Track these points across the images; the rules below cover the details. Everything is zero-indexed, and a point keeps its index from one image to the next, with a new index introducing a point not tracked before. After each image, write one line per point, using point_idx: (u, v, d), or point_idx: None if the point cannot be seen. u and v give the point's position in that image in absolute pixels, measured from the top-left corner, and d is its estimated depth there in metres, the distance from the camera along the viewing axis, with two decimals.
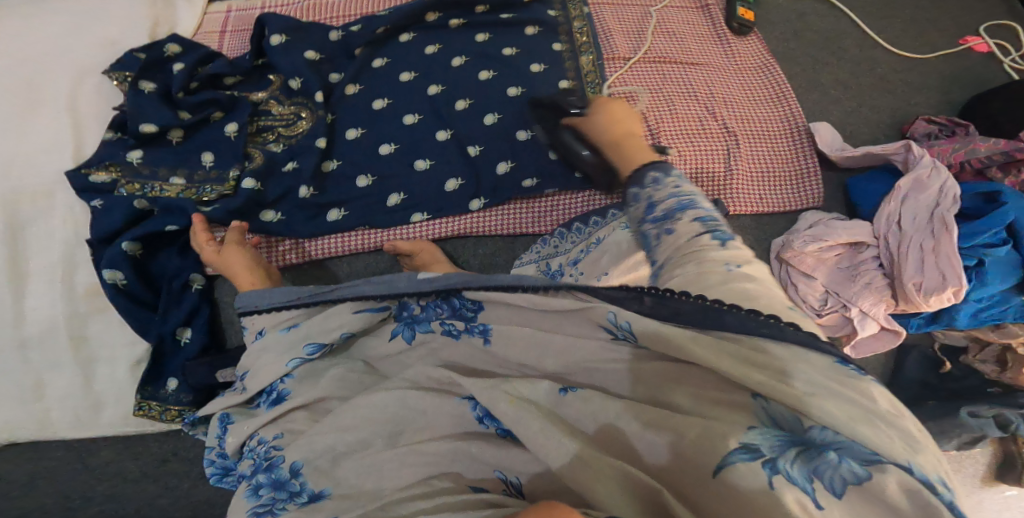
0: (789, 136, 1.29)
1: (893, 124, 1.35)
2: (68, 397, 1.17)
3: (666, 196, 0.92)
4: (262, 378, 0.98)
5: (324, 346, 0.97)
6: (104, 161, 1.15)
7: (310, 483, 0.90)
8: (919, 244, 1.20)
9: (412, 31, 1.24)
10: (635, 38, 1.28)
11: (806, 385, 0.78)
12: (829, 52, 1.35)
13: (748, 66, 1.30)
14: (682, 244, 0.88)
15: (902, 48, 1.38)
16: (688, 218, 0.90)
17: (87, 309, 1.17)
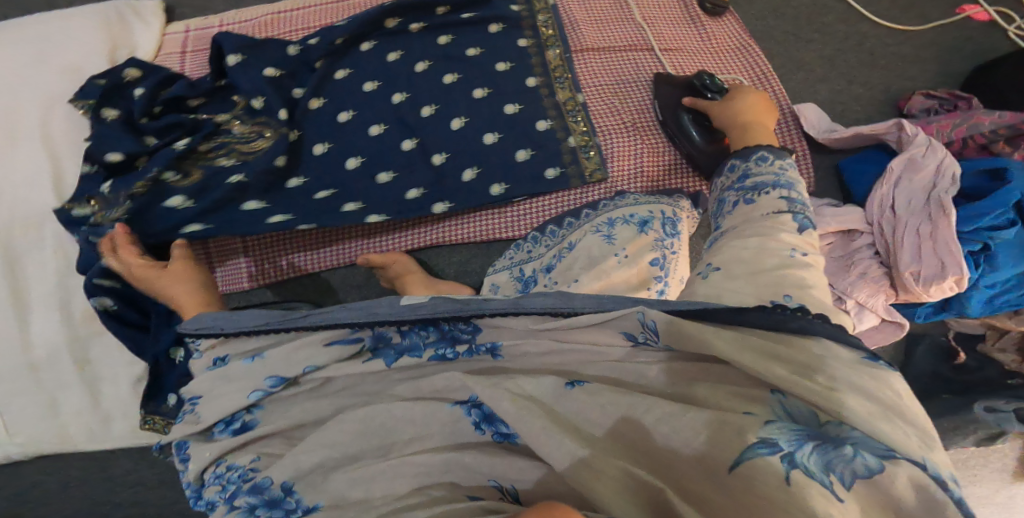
0: (774, 119, 1.23)
1: (886, 101, 1.28)
2: (82, 414, 1.18)
3: (767, 171, 0.98)
4: (222, 405, 0.90)
5: (287, 379, 0.89)
6: (82, 194, 1.04)
7: (304, 498, 0.85)
8: (915, 229, 1.13)
9: (372, 39, 1.14)
10: (604, 27, 1.23)
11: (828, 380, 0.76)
12: (811, 29, 1.28)
13: (724, 47, 1.24)
14: (759, 217, 0.93)
15: (893, 20, 1.31)
16: (777, 195, 0.94)
17: (86, 332, 1.17)
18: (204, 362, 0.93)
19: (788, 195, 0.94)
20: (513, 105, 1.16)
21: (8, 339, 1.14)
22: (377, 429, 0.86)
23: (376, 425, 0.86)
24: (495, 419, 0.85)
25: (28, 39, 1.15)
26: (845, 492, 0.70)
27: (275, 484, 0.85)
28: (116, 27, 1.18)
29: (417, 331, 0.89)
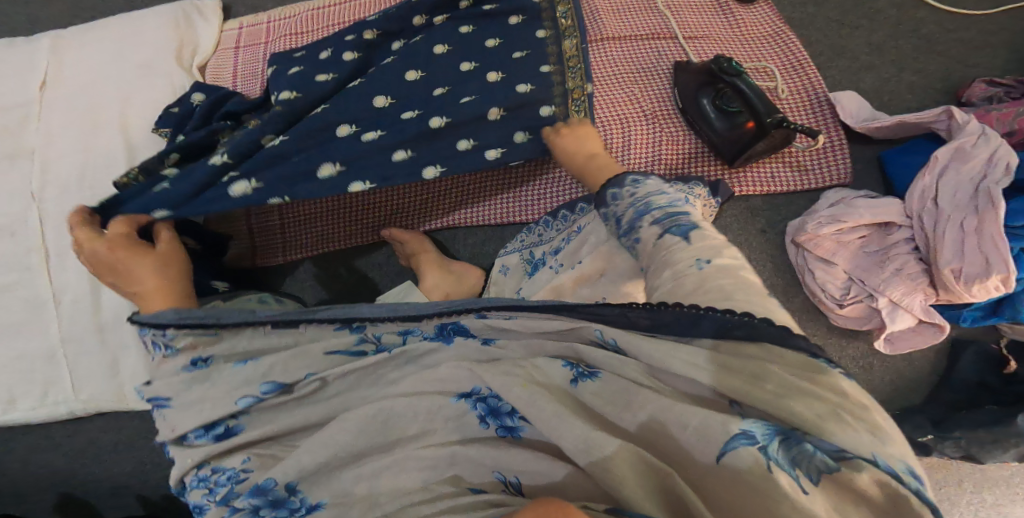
0: (808, 107, 1.16)
1: (943, 90, 1.17)
2: (137, 375, 1.30)
3: (628, 206, 0.92)
4: (203, 412, 0.91)
5: (282, 385, 0.92)
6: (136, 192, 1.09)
7: (308, 495, 0.87)
8: (959, 223, 1.02)
9: (401, 37, 1.10)
10: (631, 15, 1.22)
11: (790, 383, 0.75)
12: (858, 15, 1.20)
13: (754, 35, 1.20)
14: (653, 252, 0.87)
15: (956, 4, 1.20)
16: (652, 222, 0.88)
17: None
18: (179, 362, 0.93)
19: (656, 215, 0.89)
20: (525, 86, 1.09)
21: (84, 300, 1.28)
22: (381, 426, 0.88)
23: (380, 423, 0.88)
24: (503, 410, 0.86)
25: (113, 40, 1.33)
26: (813, 485, 0.70)
27: (279, 485, 0.87)
28: (183, 28, 1.34)
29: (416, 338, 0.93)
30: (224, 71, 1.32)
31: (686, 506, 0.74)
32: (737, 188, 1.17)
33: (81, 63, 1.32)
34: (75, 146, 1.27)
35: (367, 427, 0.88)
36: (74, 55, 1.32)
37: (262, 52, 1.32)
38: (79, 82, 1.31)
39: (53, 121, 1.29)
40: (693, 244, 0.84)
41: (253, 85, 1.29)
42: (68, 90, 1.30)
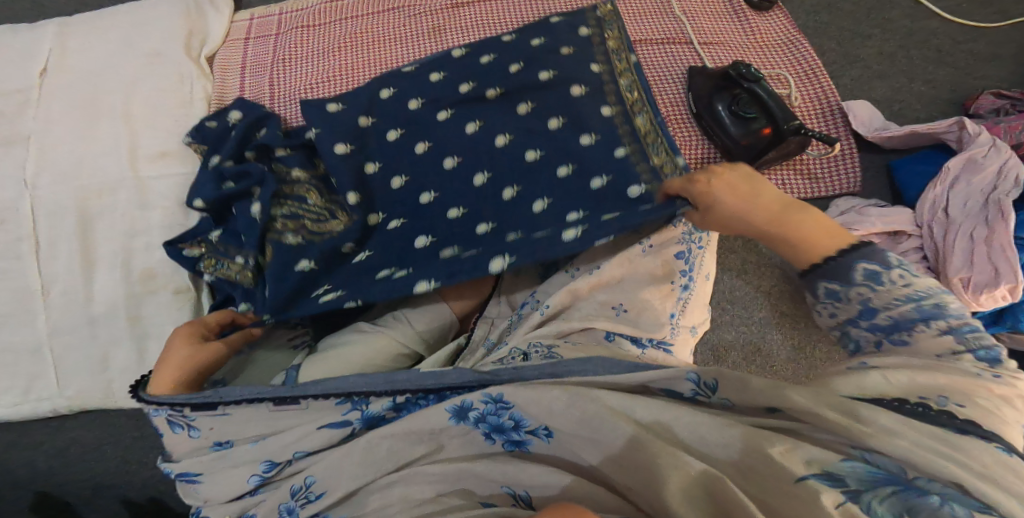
0: (820, 114, 1.17)
1: (952, 100, 1.18)
2: (128, 371, 1.26)
3: (903, 298, 0.84)
4: (224, 486, 0.92)
5: (279, 463, 0.91)
6: (195, 236, 1.18)
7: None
8: (969, 233, 1.03)
9: (450, 108, 1.15)
10: (647, 18, 1.22)
11: (902, 435, 0.73)
12: (870, 24, 1.21)
13: (768, 41, 1.20)
14: (935, 361, 0.80)
15: (967, 16, 1.22)
16: (936, 329, 0.81)
17: (140, 291, 1.25)
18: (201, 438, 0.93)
19: (944, 319, 0.82)
20: (599, 178, 1.08)
21: (76, 292, 1.24)
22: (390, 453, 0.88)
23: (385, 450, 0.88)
24: (508, 425, 0.87)
25: (118, 29, 1.31)
26: None
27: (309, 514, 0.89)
28: (193, 18, 1.34)
29: (411, 402, 0.89)
30: (231, 60, 1.30)
31: (727, 506, 0.73)
32: None
33: (86, 51, 1.30)
34: (78, 135, 1.26)
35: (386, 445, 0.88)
36: (80, 42, 1.30)
37: (269, 44, 1.29)
38: (82, 69, 1.29)
39: (52, 109, 1.27)
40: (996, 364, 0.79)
41: (259, 78, 1.28)
42: (71, 78, 1.28)
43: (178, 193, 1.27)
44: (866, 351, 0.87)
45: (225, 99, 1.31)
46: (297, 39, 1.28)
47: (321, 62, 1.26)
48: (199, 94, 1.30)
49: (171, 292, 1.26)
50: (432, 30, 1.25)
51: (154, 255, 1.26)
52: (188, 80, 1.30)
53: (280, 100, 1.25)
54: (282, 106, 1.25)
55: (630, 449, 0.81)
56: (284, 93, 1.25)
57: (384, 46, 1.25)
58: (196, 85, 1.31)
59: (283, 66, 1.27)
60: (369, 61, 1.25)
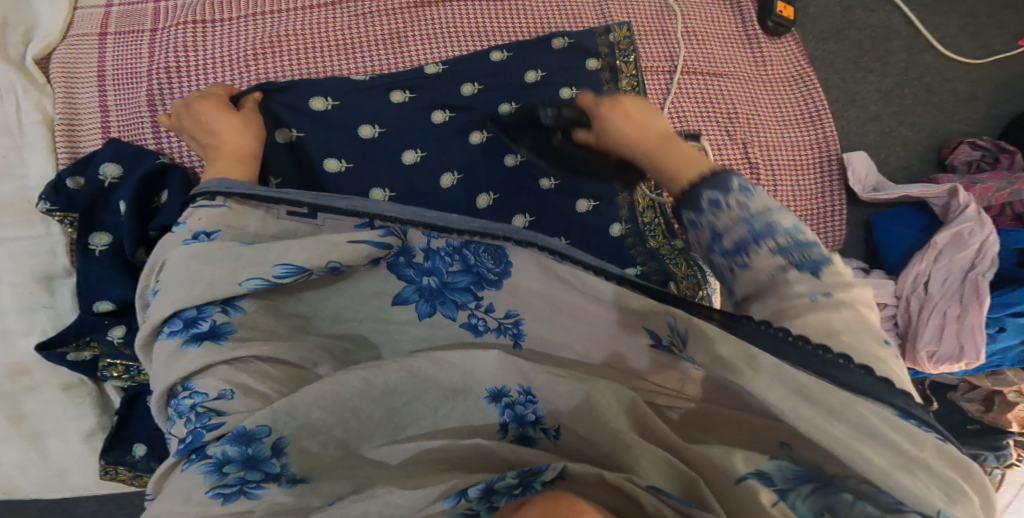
0: (819, 167, 1.11)
1: (932, 146, 1.16)
2: (28, 466, 1.00)
3: (734, 221, 0.72)
4: (203, 291, 0.75)
5: (299, 270, 0.78)
6: (82, 338, 0.96)
7: (293, 464, 0.72)
8: (943, 310, 1.05)
9: (422, 148, 1.00)
10: (651, 39, 1.07)
11: (851, 430, 0.63)
12: (874, 57, 1.16)
13: (777, 74, 1.12)
14: (768, 285, 0.71)
15: (956, 48, 1.17)
16: (768, 250, 0.71)
17: (12, 389, 0.97)
18: (185, 235, 0.80)
19: (783, 243, 0.71)
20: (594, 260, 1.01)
21: None
22: (398, 409, 0.78)
23: (399, 403, 0.78)
24: (528, 421, 0.78)
25: None
26: None
27: (267, 439, 0.71)
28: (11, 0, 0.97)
29: (442, 255, 0.83)
30: (87, 63, 0.99)
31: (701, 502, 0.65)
32: None
33: None
34: None
35: (371, 398, 0.77)
36: None
37: (145, 43, 1.01)
38: None
39: None
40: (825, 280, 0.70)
41: (136, 88, 0.99)
42: None
43: (33, 264, 0.96)
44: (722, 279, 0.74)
45: (77, 120, 0.98)
46: (192, 39, 1.01)
47: (229, 71, 1.01)
48: (32, 116, 0.96)
49: (58, 389, 0.99)
50: (389, 36, 1.04)
51: (17, 345, 0.96)
52: (10, 95, 0.96)
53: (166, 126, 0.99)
54: (167, 137, 0.99)
55: (596, 423, 0.74)
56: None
57: (323, 52, 1.02)
58: (28, 101, 0.96)
59: (170, 75, 0.99)
60: (301, 75, 1.02)
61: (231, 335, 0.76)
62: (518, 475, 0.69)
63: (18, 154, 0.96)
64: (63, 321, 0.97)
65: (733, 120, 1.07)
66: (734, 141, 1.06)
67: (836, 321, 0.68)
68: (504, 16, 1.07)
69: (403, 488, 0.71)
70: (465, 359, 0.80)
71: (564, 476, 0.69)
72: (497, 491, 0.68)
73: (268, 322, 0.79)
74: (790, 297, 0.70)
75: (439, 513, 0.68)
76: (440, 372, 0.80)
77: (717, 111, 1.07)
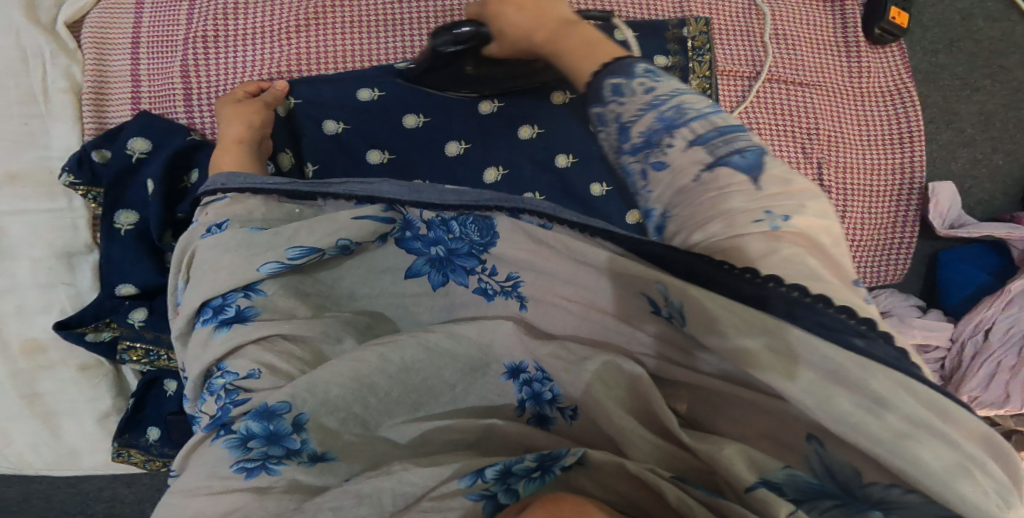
0: (896, 195, 1.03)
1: (1019, 179, 1.08)
2: (35, 445, 0.97)
3: (642, 108, 0.62)
4: (221, 276, 0.69)
5: (315, 251, 0.71)
6: (101, 319, 0.91)
7: (314, 440, 0.64)
8: (997, 360, 0.98)
9: (466, 140, 0.93)
10: (732, 40, 0.98)
11: (900, 425, 0.50)
12: (985, 74, 1.08)
13: (873, 87, 1.03)
14: (691, 186, 0.58)
15: None
16: (683, 142, 0.59)
17: (28, 367, 0.93)
18: (198, 231, 0.75)
19: (699, 132, 0.59)
20: None
21: None
22: (416, 388, 0.69)
23: (416, 381, 0.69)
24: (546, 401, 0.68)
25: None
26: None
27: (288, 415, 0.64)
28: None
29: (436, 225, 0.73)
30: (119, 27, 0.92)
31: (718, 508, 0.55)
32: None
33: None
34: None
35: (389, 376, 0.68)
36: None
37: (183, 9, 0.93)
38: None
39: None
40: (762, 188, 0.57)
41: (172, 55, 0.92)
42: None
43: (53, 240, 0.91)
44: (637, 189, 0.62)
45: (105, 90, 0.91)
46: (237, 5, 0.93)
47: (277, 43, 0.94)
48: (58, 84, 0.90)
49: (74, 369, 0.95)
50: (442, 12, 0.95)
51: (36, 323, 0.92)
52: (36, 60, 0.90)
53: (203, 101, 0.92)
54: (204, 112, 0.93)
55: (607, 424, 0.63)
56: (208, 86, 0.92)
57: (381, 29, 0.95)
58: (56, 68, 0.91)
59: (208, 45, 0.92)
60: (356, 53, 0.95)
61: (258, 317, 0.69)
62: (536, 457, 0.61)
63: (42, 123, 0.90)
64: (83, 301, 0.92)
65: (812, 137, 0.99)
66: (807, 161, 0.98)
67: (810, 261, 0.55)
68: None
69: (420, 465, 0.63)
70: (484, 333, 0.70)
71: (584, 462, 0.61)
72: (514, 474, 0.61)
73: (288, 303, 0.71)
74: (731, 209, 0.56)
75: (456, 493, 0.60)
76: (458, 347, 0.70)
77: (797, 126, 0.99)
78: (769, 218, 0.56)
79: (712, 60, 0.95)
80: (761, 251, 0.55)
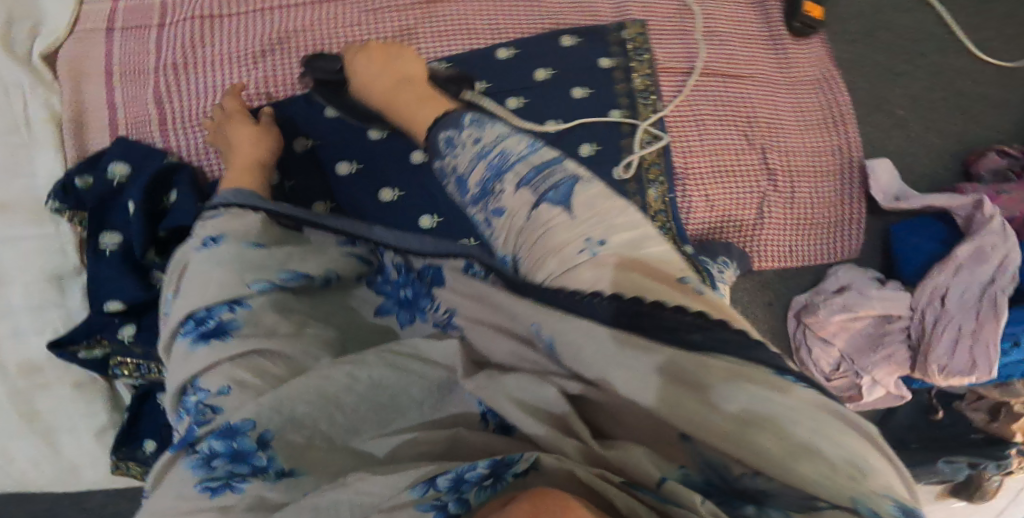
0: (839, 173, 1.09)
1: (955, 154, 1.14)
2: (37, 462, 1.01)
3: (472, 160, 0.71)
4: (212, 290, 0.75)
5: (302, 276, 0.79)
6: (93, 336, 0.96)
7: (279, 457, 0.65)
8: (959, 325, 1.01)
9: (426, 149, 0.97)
10: (668, 39, 1.05)
11: (760, 418, 0.56)
12: (903, 60, 1.15)
13: (802, 75, 1.11)
14: (525, 226, 0.66)
15: (989, 53, 1.16)
16: (511, 185, 0.68)
17: (27, 386, 0.98)
18: (194, 244, 0.81)
19: (522, 174, 0.68)
20: None
21: None
22: (382, 402, 0.69)
23: (382, 397, 0.69)
24: None
25: None
26: None
27: (251, 432, 0.65)
28: None
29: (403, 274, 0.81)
30: (93, 59, 0.98)
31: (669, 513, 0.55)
32: (757, 260, 1.08)
33: None
34: None
35: (358, 393, 0.69)
36: None
37: (153, 39, 0.99)
38: None
39: None
40: (577, 217, 0.65)
41: (144, 85, 0.98)
42: None
43: (44, 264, 0.96)
44: (487, 235, 0.70)
45: (84, 120, 0.97)
46: (202, 35, 0.99)
47: (243, 68, 0.99)
48: (40, 114, 0.96)
49: (68, 387, 1.00)
50: (400, 33, 1.01)
51: (30, 343, 0.97)
52: (18, 93, 0.96)
53: (178, 126, 0.98)
54: (178, 137, 0.98)
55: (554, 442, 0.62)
56: (183, 112, 0.98)
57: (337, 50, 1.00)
58: (36, 99, 0.96)
59: (180, 72, 0.99)
60: (315, 72, 0.99)
61: (239, 331, 0.73)
62: (489, 464, 0.59)
63: (26, 152, 0.96)
64: (74, 321, 0.97)
65: (753, 126, 1.06)
66: (753, 148, 1.05)
67: (638, 279, 0.62)
68: (515, 13, 1.04)
69: (375, 474, 0.63)
70: (447, 356, 0.71)
71: (538, 468, 0.59)
72: (466, 481, 0.59)
73: (271, 320, 0.74)
74: (557, 243, 0.64)
75: (408, 503, 0.59)
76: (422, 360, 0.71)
77: (737, 117, 1.06)
78: (589, 244, 0.64)
79: (652, 58, 1.04)
80: (591, 280, 0.62)
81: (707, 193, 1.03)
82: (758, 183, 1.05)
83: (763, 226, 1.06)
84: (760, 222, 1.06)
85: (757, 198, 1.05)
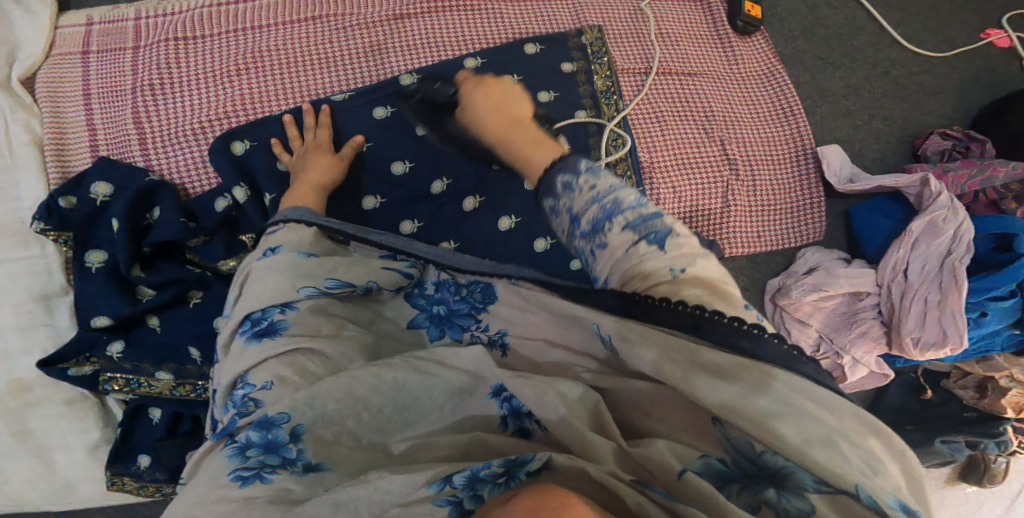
0: (795, 161, 1.14)
1: (904, 138, 1.19)
2: (33, 480, 1.03)
3: (586, 203, 0.73)
4: (266, 293, 0.82)
5: (346, 284, 0.83)
6: (82, 354, 0.98)
7: (309, 451, 0.72)
8: (924, 297, 1.06)
9: (407, 162, 1.04)
10: (626, 43, 1.11)
11: (770, 406, 0.64)
12: (841, 54, 1.20)
13: (751, 70, 1.16)
14: (624, 262, 0.71)
15: (919, 44, 1.22)
16: (619, 226, 0.71)
17: (17, 405, 1.00)
18: (258, 254, 0.88)
19: (630, 219, 0.71)
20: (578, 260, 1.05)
21: None
22: (406, 404, 0.76)
23: (407, 398, 0.76)
24: (524, 414, 0.76)
25: None
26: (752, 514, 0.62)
27: (285, 425, 0.72)
28: None
29: (450, 288, 0.88)
30: (70, 82, 1.01)
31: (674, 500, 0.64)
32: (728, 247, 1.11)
33: None
34: None
35: (382, 392, 0.75)
36: None
37: (129, 60, 1.02)
38: None
39: None
40: (667, 252, 0.70)
41: (121, 106, 1.01)
42: None
43: (30, 284, 0.98)
44: (587, 262, 0.74)
45: (65, 142, 1.00)
46: (175, 56, 1.02)
47: (216, 86, 1.02)
48: (22, 138, 0.99)
49: (61, 404, 1.02)
50: (369, 48, 1.06)
51: (20, 363, 0.99)
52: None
53: (156, 145, 1.01)
54: (158, 154, 1.01)
55: (561, 428, 0.71)
56: (161, 131, 1.01)
57: (306, 67, 1.04)
58: (16, 123, 0.99)
59: (155, 92, 1.02)
60: (286, 89, 1.04)
61: (287, 331, 0.79)
62: (503, 463, 0.68)
63: (10, 177, 0.98)
64: (63, 339, 0.99)
65: (710, 120, 1.11)
66: (712, 140, 1.10)
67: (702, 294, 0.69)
68: (470, 25, 1.08)
69: (394, 473, 0.70)
70: (470, 362, 0.77)
71: (550, 466, 0.69)
72: (480, 480, 0.68)
73: (312, 323, 0.80)
74: (642, 269, 0.70)
75: (425, 499, 0.67)
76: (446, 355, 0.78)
77: (694, 112, 1.11)
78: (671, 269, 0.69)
79: (610, 60, 1.08)
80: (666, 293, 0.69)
81: (672, 184, 1.07)
82: (719, 173, 1.10)
83: (728, 214, 1.10)
84: (725, 210, 1.10)
85: (721, 187, 1.10)
